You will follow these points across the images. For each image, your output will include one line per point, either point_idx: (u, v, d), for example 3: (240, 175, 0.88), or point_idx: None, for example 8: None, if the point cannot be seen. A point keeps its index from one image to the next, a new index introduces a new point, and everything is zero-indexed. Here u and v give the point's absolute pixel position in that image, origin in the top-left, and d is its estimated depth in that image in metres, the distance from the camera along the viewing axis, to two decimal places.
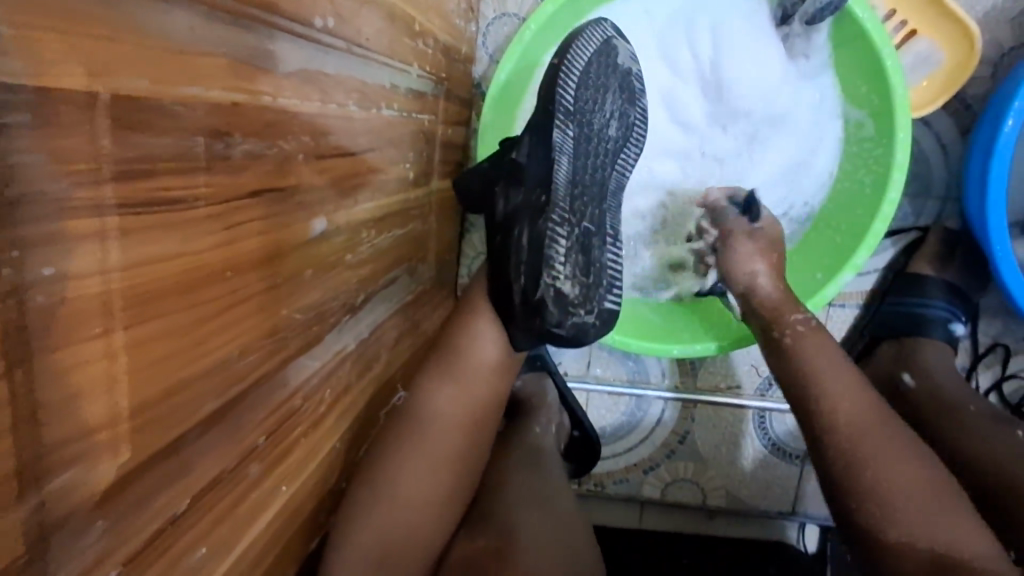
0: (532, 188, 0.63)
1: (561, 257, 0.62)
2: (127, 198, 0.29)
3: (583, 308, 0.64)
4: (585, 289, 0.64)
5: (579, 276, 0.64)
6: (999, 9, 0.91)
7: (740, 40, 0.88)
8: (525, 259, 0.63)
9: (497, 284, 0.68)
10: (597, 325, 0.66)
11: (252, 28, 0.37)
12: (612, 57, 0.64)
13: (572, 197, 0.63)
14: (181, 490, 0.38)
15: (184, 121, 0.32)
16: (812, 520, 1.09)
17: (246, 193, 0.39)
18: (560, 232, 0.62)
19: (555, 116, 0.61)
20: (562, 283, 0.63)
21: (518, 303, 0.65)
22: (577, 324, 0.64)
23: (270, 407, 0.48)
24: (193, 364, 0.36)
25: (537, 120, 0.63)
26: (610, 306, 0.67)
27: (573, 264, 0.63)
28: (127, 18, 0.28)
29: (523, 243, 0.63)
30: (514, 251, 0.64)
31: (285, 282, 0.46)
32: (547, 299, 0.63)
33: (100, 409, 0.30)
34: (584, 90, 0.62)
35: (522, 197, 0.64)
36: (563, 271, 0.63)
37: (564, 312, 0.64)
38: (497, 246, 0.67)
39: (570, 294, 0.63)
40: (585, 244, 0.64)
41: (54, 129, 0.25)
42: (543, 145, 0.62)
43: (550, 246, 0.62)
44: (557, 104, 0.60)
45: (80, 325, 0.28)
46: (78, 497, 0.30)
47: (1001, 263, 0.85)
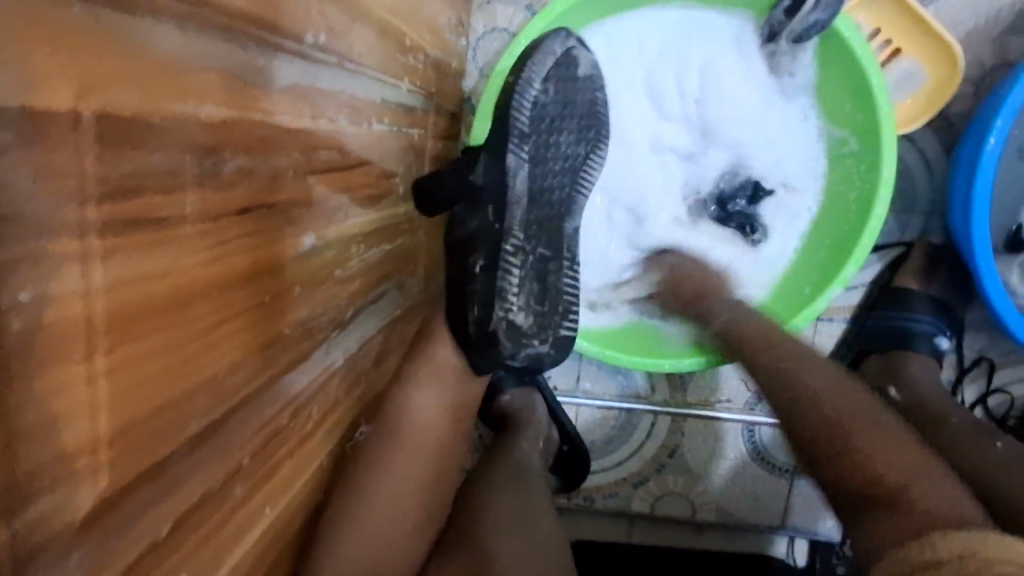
0: (486, 213, 0.63)
1: (515, 289, 0.63)
2: (113, 218, 0.28)
3: (538, 338, 0.66)
4: (538, 318, 0.66)
5: (531, 306, 0.65)
6: (980, 29, 0.92)
7: (724, 69, 0.89)
8: (477, 291, 0.64)
9: (453, 310, 0.68)
10: (552, 352, 0.68)
11: (244, 44, 0.37)
12: (571, 72, 0.63)
13: (526, 224, 0.63)
14: (164, 513, 0.37)
15: (174, 138, 0.32)
16: (799, 534, 1.08)
17: (235, 210, 0.38)
18: (513, 261, 0.63)
19: (508, 140, 0.60)
20: (514, 314, 0.64)
21: (473, 334, 0.66)
22: (531, 354, 0.66)
23: (259, 423, 0.47)
24: (180, 385, 0.36)
25: (491, 141, 0.62)
26: (566, 333, 0.69)
27: (526, 294, 0.64)
28: (118, 34, 0.28)
29: (476, 273, 0.64)
30: (467, 279, 0.65)
31: (274, 298, 0.46)
32: (501, 330, 0.64)
33: (81, 433, 0.29)
34: (541, 108, 0.61)
35: (480, 222, 0.64)
36: (517, 302, 0.64)
37: (517, 344, 0.65)
38: (453, 271, 0.67)
39: (524, 325, 0.65)
40: (540, 272, 0.65)
41: (41, 148, 0.25)
42: (496, 168, 0.62)
43: (503, 277, 0.63)
44: (511, 127, 0.60)
45: (62, 347, 0.27)
46: (55, 524, 0.29)
47: (985, 279, 0.86)
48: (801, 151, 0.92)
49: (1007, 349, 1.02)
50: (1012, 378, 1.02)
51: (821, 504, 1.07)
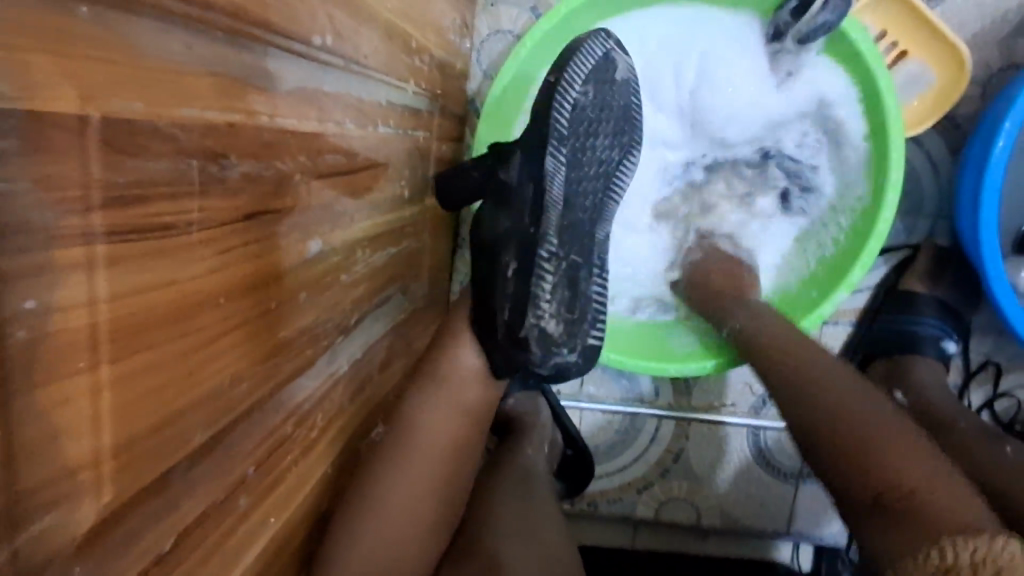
0: (521, 214, 0.62)
1: (548, 294, 0.62)
2: (116, 226, 0.28)
3: (566, 346, 0.65)
4: (569, 325, 0.65)
5: (563, 313, 0.64)
6: (987, 32, 0.92)
7: (723, 67, 0.88)
8: (511, 295, 0.63)
9: (481, 312, 0.68)
10: (580, 361, 0.67)
11: (250, 47, 0.36)
12: (610, 75, 0.62)
13: (563, 228, 0.62)
14: (167, 528, 0.36)
15: (179, 143, 0.31)
16: (804, 539, 1.08)
17: (241, 217, 0.37)
18: (547, 267, 0.61)
19: (548, 143, 0.59)
20: (546, 320, 0.63)
21: (502, 337, 0.65)
22: (558, 362, 0.65)
23: (263, 434, 0.46)
24: (184, 396, 0.35)
25: (530, 141, 0.61)
26: (593, 341, 0.68)
27: (559, 301, 0.63)
28: (122, 37, 0.27)
29: (509, 276, 0.63)
30: (499, 281, 0.64)
31: (279, 305, 0.45)
32: (532, 337, 0.63)
33: (84, 447, 0.28)
34: (580, 110, 0.60)
35: (510, 224, 0.63)
36: (548, 309, 0.63)
37: (547, 351, 0.64)
38: (484, 271, 0.66)
39: (555, 333, 0.64)
40: (571, 279, 0.64)
41: (43, 154, 0.24)
42: (534, 170, 0.61)
43: (537, 283, 0.61)
44: (551, 129, 0.59)
45: (64, 359, 0.26)
46: (57, 541, 0.28)
47: (994, 282, 0.85)
48: (801, 150, 0.91)
49: (1015, 353, 1.01)
50: (1019, 383, 1.01)
51: (825, 509, 1.07)
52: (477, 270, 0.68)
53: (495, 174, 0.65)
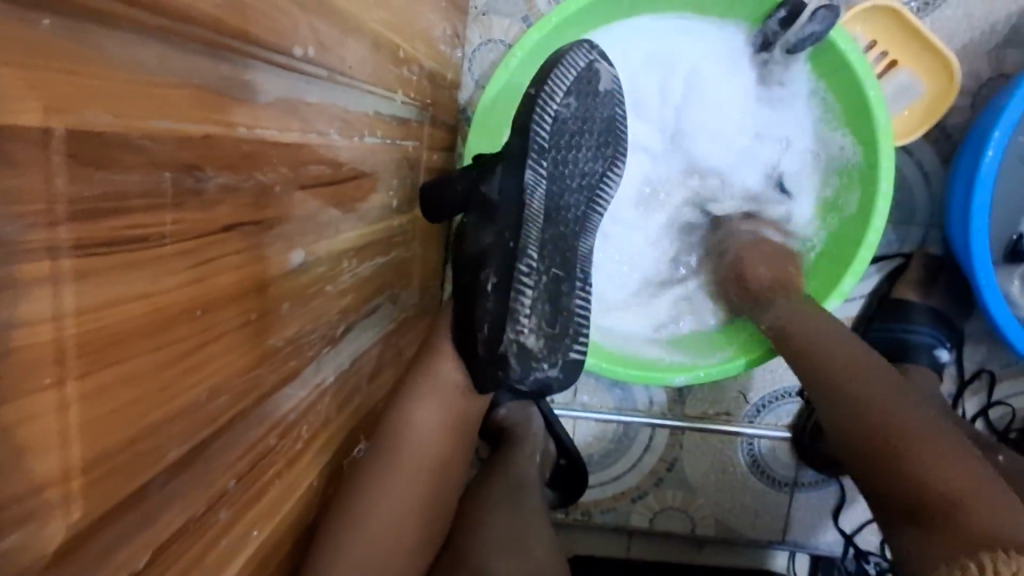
0: (502, 230, 0.62)
1: (527, 309, 0.61)
2: (86, 238, 0.27)
3: (547, 362, 0.64)
4: (549, 341, 0.64)
5: (544, 328, 0.63)
6: (975, 42, 0.92)
7: (708, 79, 0.89)
8: (489, 311, 0.63)
9: (464, 328, 0.68)
10: (561, 378, 0.66)
11: (227, 58, 0.36)
12: (593, 84, 0.62)
13: (543, 242, 0.62)
14: (142, 543, 0.36)
15: (152, 156, 0.31)
16: (801, 549, 1.07)
17: (218, 229, 0.37)
18: (526, 282, 0.61)
19: (528, 155, 0.60)
20: (526, 336, 0.62)
21: (482, 353, 0.65)
22: (539, 378, 0.64)
23: (244, 447, 0.46)
24: (159, 409, 0.35)
25: (510, 153, 0.62)
26: (575, 357, 0.66)
27: (538, 316, 0.62)
28: (91, 50, 0.27)
29: (488, 291, 0.62)
30: (479, 297, 0.64)
31: (261, 316, 0.45)
32: (511, 353, 0.62)
33: (51, 465, 0.28)
34: (561, 122, 0.60)
35: (493, 237, 0.63)
36: (528, 324, 0.62)
37: (525, 367, 0.63)
38: (466, 286, 0.67)
39: (535, 348, 0.63)
40: (552, 292, 0.63)
41: (7, 169, 0.24)
42: (515, 181, 0.61)
43: (516, 298, 0.61)
44: (530, 142, 0.59)
45: (29, 375, 0.26)
46: (23, 561, 0.27)
47: (986, 289, 0.85)
48: (785, 161, 0.92)
49: (1008, 361, 1.01)
50: (1013, 391, 1.01)
51: (821, 518, 1.06)
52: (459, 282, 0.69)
53: (476, 188, 0.66)
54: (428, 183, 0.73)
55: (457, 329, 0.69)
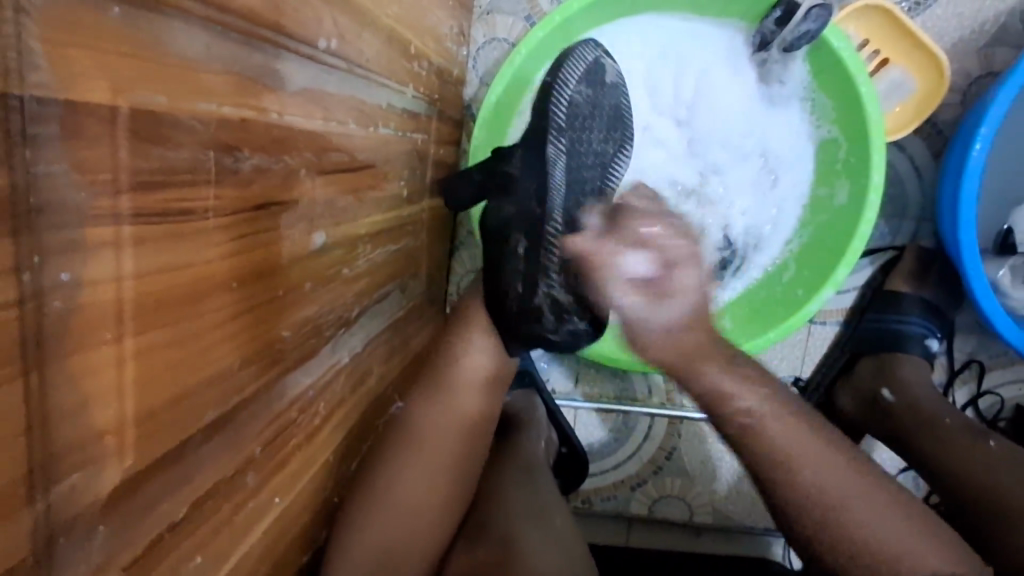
0: (527, 197, 0.65)
1: (557, 269, 0.64)
2: (142, 208, 0.30)
3: (578, 315, 0.68)
4: (578, 298, 0.67)
5: (573, 285, 0.66)
6: (965, 40, 0.95)
7: (718, 73, 0.93)
8: (522, 269, 0.66)
9: (493, 291, 0.71)
10: (588, 329, 0.69)
11: (260, 48, 0.39)
12: (600, 74, 0.66)
13: (568, 212, 0.64)
14: (181, 499, 0.38)
15: (198, 136, 0.34)
16: (796, 536, 1.10)
17: (251, 206, 0.40)
18: (556, 244, 0.63)
19: (548, 133, 0.62)
20: (557, 291, 0.66)
21: (517, 309, 0.69)
22: (571, 330, 0.69)
23: (268, 417, 0.48)
24: (198, 372, 0.37)
25: (530, 136, 0.65)
26: (600, 314, 0.70)
27: (568, 275, 0.65)
28: (148, 37, 0.30)
29: (520, 253, 0.66)
30: (511, 259, 0.67)
31: (285, 294, 0.47)
32: (545, 306, 0.67)
33: (109, 413, 0.30)
34: (575, 106, 0.64)
35: (514, 208, 0.66)
36: (558, 281, 0.65)
37: (558, 319, 0.67)
38: (495, 254, 0.70)
39: (566, 302, 0.66)
40: None
41: (80, 141, 0.26)
42: (537, 158, 0.63)
43: (546, 257, 0.64)
44: (549, 121, 0.62)
45: (94, 330, 0.29)
46: (82, 502, 0.30)
47: (973, 281, 0.88)
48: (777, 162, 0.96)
49: (997, 351, 1.04)
50: (1002, 380, 1.04)
51: None
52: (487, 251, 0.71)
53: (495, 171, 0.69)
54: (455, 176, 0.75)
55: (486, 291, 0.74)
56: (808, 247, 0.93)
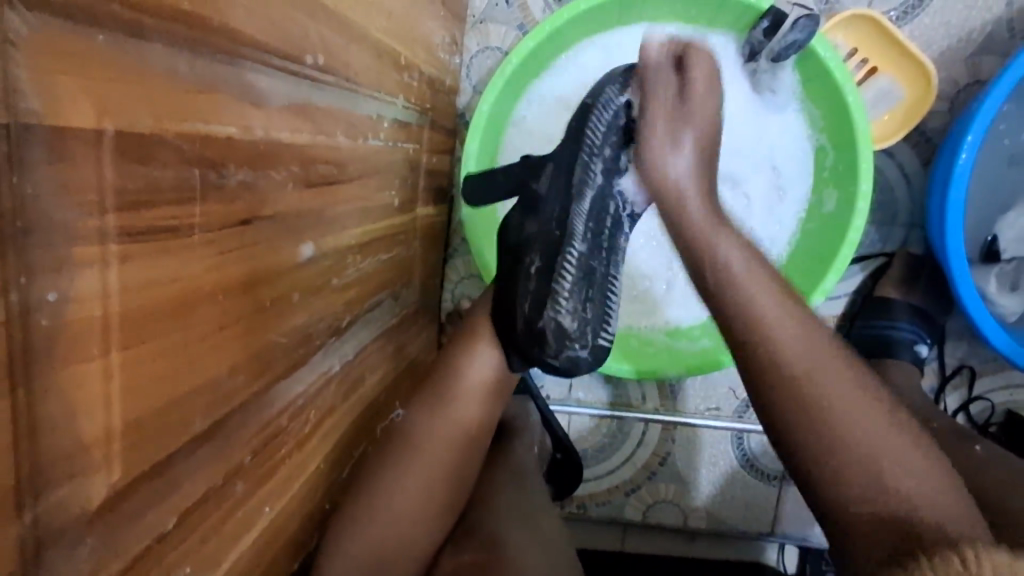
0: (549, 218, 0.68)
1: (567, 291, 0.66)
2: (128, 226, 0.31)
3: (579, 343, 0.68)
4: (583, 323, 0.67)
5: (579, 311, 0.67)
6: (953, 49, 0.96)
7: (717, 84, 0.93)
8: (531, 291, 0.67)
9: (501, 310, 0.72)
10: (589, 359, 0.70)
11: (246, 66, 0.40)
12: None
13: (588, 234, 0.67)
14: (169, 508, 0.39)
15: (183, 154, 0.34)
16: (790, 541, 1.10)
17: (237, 220, 0.41)
18: (570, 265, 0.66)
19: (582, 149, 0.67)
20: (563, 316, 0.66)
21: (521, 330, 0.69)
22: (570, 357, 0.68)
23: (258, 425, 0.49)
24: (185, 384, 0.38)
25: (561, 157, 0.69)
26: (603, 342, 0.70)
27: (577, 298, 0.66)
28: (133, 60, 0.31)
29: (532, 273, 0.67)
30: (522, 278, 0.68)
31: (272, 305, 0.48)
32: (549, 330, 0.66)
33: (96, 426, 0.31)
34: (613, 126, 0.68)
35: (535, 227, 0.68)
36: (566, 306, 0.66)
37: (560, 345, 0.67)
38: (507, 271, 0.71)
39: (570, 328, 0.67)
40: (590, 279, 0.67)
41: (65, 163, 0.27)
42: (564, 180, 0.68)
43: (557, 280, 0.66)
44: (584, 140, 0.67)
45: (79, 346, 0.29)
46: (71, 511, 0.31)
47: (961, 287, 0.89)
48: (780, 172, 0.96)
49: (988, 357, 1.05)
50: (992, 386, 1.05)
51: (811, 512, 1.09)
52: (500, 267, 0.73)
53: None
54: (472, 180, 0.80)
55: (494, 316, 0.74)
56: (805, 253, 0.94)
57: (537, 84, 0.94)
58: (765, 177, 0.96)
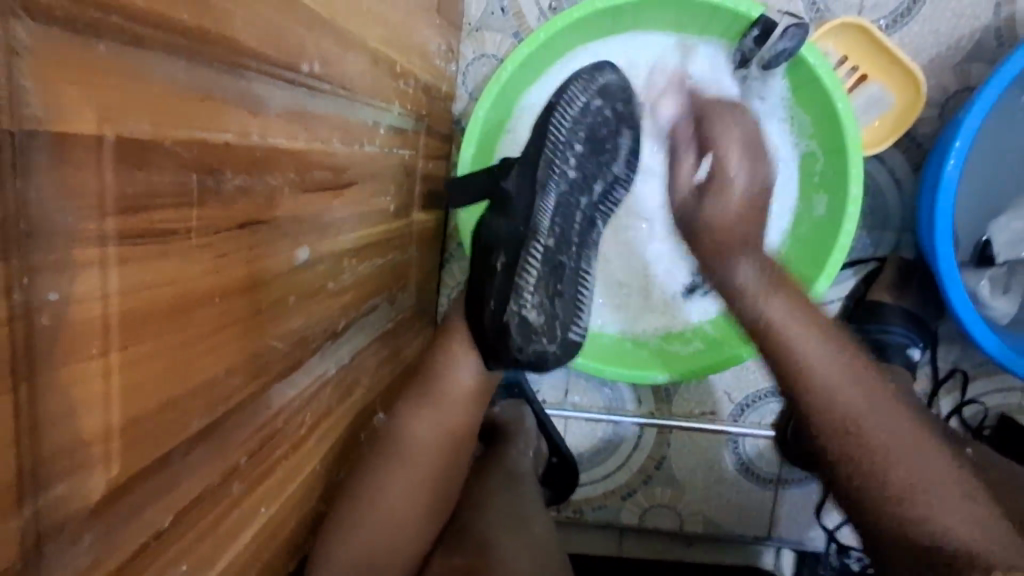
0: (516, 218, 0.67)
1: (531, 287, 0.66)
2: (127, 229, 0.32)
3: (546, 336, 0.69)
4: (549, 318, 0.69)
5: (544, 305, 0.68)
6: (941, 56, 0.98)
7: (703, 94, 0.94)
8: (496, 286, 0.68)
9: (475, 305, 0.73)
10: (557, 353, 0.71)
11: (243, 74, 0.41)
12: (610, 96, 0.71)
13: (554, 232, 0.67)
14: (166, 505, 0.40)
15: (182, 159, 0.36)
16: (786, 544, 1.11)
17: (234, 224, 0.42)
18: (534, 261, 0.66)
19: (544, 150, 0.66)
20: (528, 311, 0.67)
21: (489, 326, 0.69)
22: (538, 351, 0.69)
23: (254, 427, 0.50)
24: (183, 384, 0.39)
25: (526, 156, 0.68)
26: (572, 337, 0.72)
27: (541, 294, 0.67)
28: (133, 69, 0.32)
29: (498, 269, 0.68)
30: (490, 275, 0.69)
31: (268, 308, 0.49)
32: (513, 324, 0.67)
33: (95, 423, 0.32)
34: (578, 125, 0.68)
35: (507, 229, 0.68)
36: (531, 301, 0.67)
37: (526, 339, 0.68)
38: (477, 267, 0.72)
39: (535, 322, 0.68)
40: (555, 271, 0.68)
41: (68, 168, 0.28)
42: (529, 179, 0.67)
43: (522, 275, 0.66)
44: (548, 140, 0.66)
45: (80, 345, 0.30)
46: (70, 507, 0.32)
47: (950, 290, 0.90)
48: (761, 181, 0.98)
49: (979, 360, 1.05)
50: (985, 389, 1.06)
51: (806, 516, 1.10)
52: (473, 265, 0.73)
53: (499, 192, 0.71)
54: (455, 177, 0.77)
55: (467, 312, 0.75)
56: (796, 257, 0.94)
57: (532, 91, 0.95)
58: (749, 185, 0.98)
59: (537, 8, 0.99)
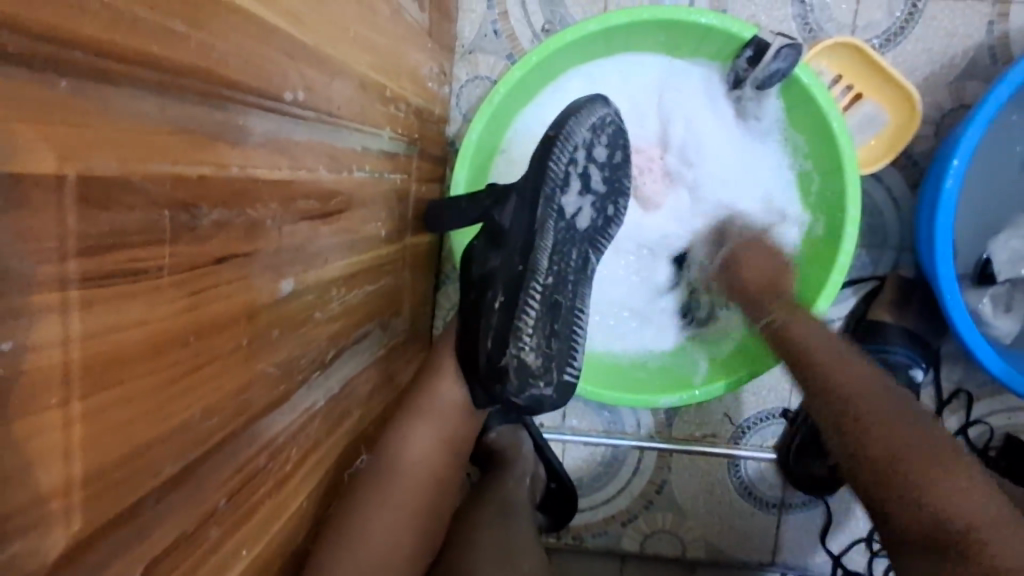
0: (512, 253, 0.66)
1: (529, 330, 0.65)
2: (90, 272, 0.30)
3: (542, 380, 0.67)
4: (546, 360, 0.67)
5: (542, 347, 0.67)
6: (936, 74, 0.97)
7: (702, 115, 0.94)
8: (493, 329, 0.66)
9: (470, 342, 0.72)
10: (555, 397, 0.69)
11: (221, 106, 0.40)
12: (608, 130, 0.69)
13: (551, 272, 0.66)
14: (137, 556, 0.38)
15: (152, 196, 0.34)
16: (791, 571, 1.08)
17: (210, 260, 0.40)
18: (531, 303, 0.65)
19: (543, 191, 0.64)
20: (525, 354, 0.65)
21: (483, 364, 0.68)
22: (535, 395, 0.67)
23: (234, 466, 0.48)
24: (155, 429, 0.37)
25: (523, 186, 0.66)
26: (568, 378, 0.70)
27: (539, 337, 0.66)
28: (96, 105, 0.30)
29: (495, 310, 0.66)
30: (486, 313, 0.67)
31: (251, 341, 0.47)
32: (510, 368, 0.65)
33: (54, 477, 0.30)
34: (574, 164, 0.66)
35: (501, 262, 0.67)
36: (529, 343, 0.65)
37: (523, 383, 0.66)
38: (473, 304, 0.70)
39: (532, 366, 0.66)
40: (551, 311, 0.67)
41: (24, 211, 0.27)
42: (528, 215, 0.65)
43: (519, 317, 0.64)
44: (547, 179, 0.64)
45: (38, 395, 0.29)
46: (28, 567, 0.30)
47: (953, 311, 0.88)
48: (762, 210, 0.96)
49: (983, 380, 1.04)
50: (990, 410, 1.04)
51: (810, 539, 1.07)
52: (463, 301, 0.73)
53: (488, 215, 0.70)
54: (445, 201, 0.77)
55: (460, 347, 0.76)
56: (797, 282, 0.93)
57: (527, 112, 0.94)
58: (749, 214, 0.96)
59: (529, 30, 0.98)
